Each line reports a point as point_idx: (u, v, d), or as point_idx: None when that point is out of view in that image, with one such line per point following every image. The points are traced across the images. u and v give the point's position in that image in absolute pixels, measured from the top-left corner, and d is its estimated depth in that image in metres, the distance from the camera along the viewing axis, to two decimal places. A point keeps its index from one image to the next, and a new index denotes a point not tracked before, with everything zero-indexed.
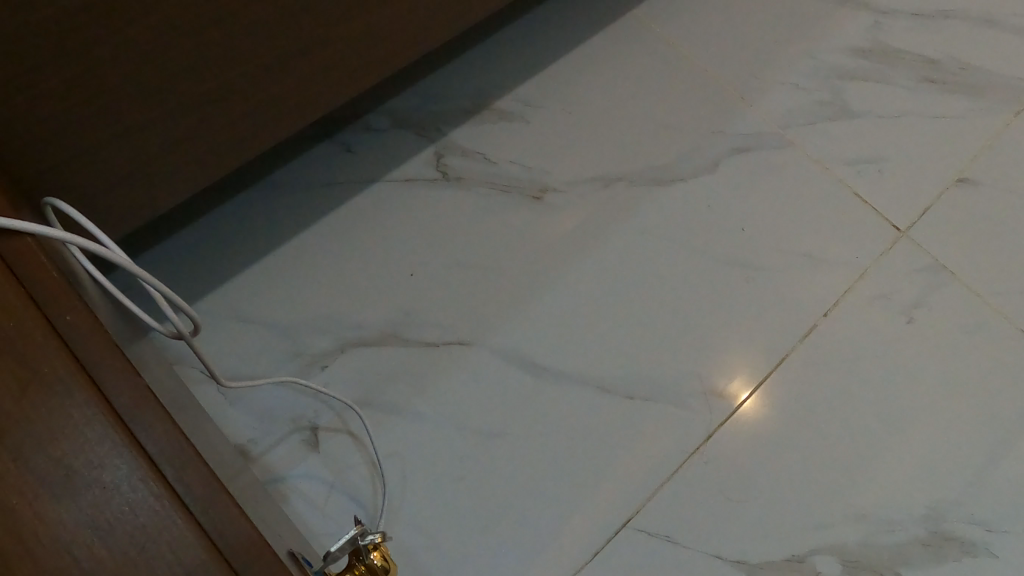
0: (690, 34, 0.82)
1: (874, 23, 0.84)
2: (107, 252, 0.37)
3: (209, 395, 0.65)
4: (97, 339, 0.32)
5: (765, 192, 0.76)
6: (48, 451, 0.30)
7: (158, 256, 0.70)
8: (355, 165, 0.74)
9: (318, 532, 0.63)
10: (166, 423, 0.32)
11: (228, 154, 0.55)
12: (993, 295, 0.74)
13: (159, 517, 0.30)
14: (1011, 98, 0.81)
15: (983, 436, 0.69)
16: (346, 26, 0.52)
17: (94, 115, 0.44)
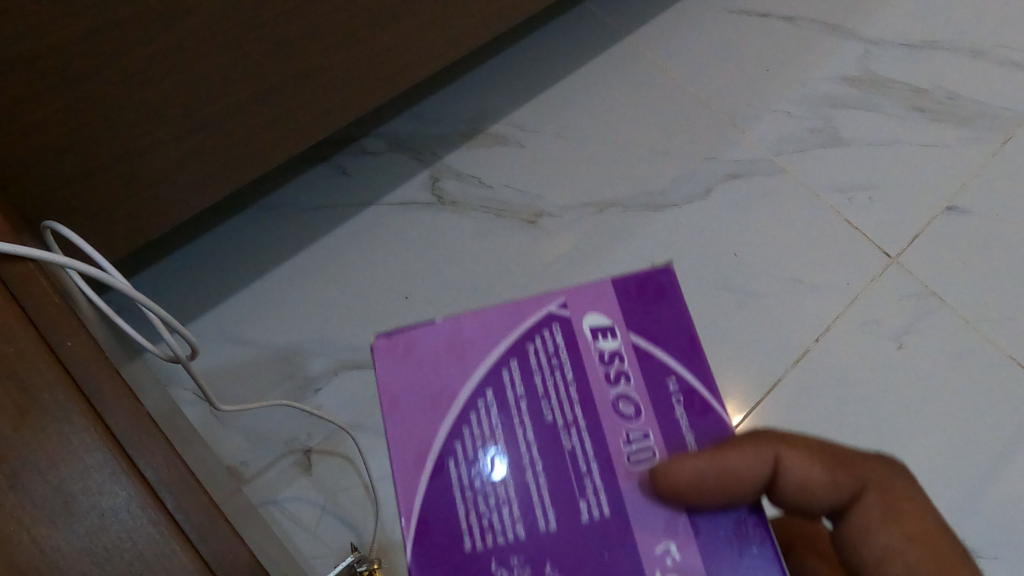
0: (683, 61, 0.83)
1: (864, 52, 0.85)
2: (105, 275, 0.37)
3: (200, 417, 0.65)
4: (98, 365, 0.32)
5: (757, 218, 0.77)
6: (47, 479, 0.30)
7: (152, 277, 0.69)
8: (350, 187, 0.75)
9: (308, 554, 0.62)
10: (167, 450, 0.32)
11: (225, 176, 0.55)
12: (983, 322, 0.74)
13: (158, 546, 0.30)
14: (997, 127, 0.82)
15: (972, 462, 0.69)
16: (346, 49, 0.52)
17: (94, 140, 0.44)
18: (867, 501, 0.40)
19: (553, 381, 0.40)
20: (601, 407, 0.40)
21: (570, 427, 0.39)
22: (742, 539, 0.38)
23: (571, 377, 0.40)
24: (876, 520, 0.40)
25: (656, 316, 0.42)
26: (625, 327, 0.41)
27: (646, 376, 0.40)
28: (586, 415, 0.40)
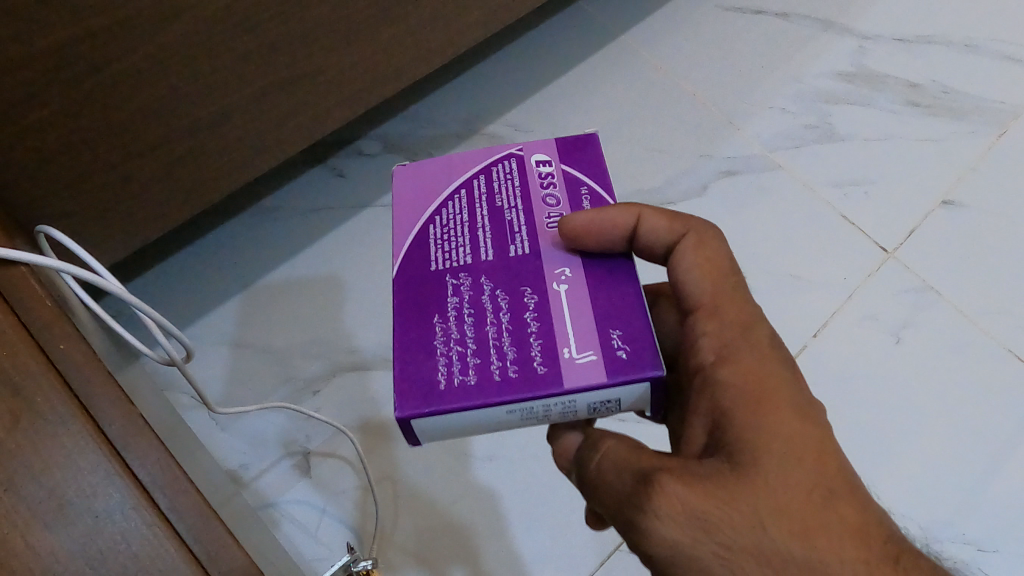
0: (678, 59, 0.83)
1: (858, 48, 0.85)
2: (100, 279, 0.37)
3: (199, 421, 0.65)
4: (91, 367, 0.33)
5: (754, 215, 0.77)
6: (40, 481, 0.30)
7: (150, 280, 0.70)
8: (346, 190, 0.75)
9: (308, 558, 0.62)
10: (159, 451, 0.32)
11: (219, 179, 0.55)
12: (982, 315, 0.74)
13: (152, 547, 0.30)
14: (993, 120, 0.82)
15: (974, 456, 0.69)
16: (339, 51, 0.53)
17: (87, 144, 0.44)
18: (685, 243, 0.39)
19: (507, 185, 0.41)
20: (535, 200, 0.40)
21: (513, 209, 0.39)
22: (612, 276, 0.37)
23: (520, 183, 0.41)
24: (687, 262, 0.39)
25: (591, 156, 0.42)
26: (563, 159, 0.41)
27: (569, 184, 0.40)
28: (525, 203, 0.40)
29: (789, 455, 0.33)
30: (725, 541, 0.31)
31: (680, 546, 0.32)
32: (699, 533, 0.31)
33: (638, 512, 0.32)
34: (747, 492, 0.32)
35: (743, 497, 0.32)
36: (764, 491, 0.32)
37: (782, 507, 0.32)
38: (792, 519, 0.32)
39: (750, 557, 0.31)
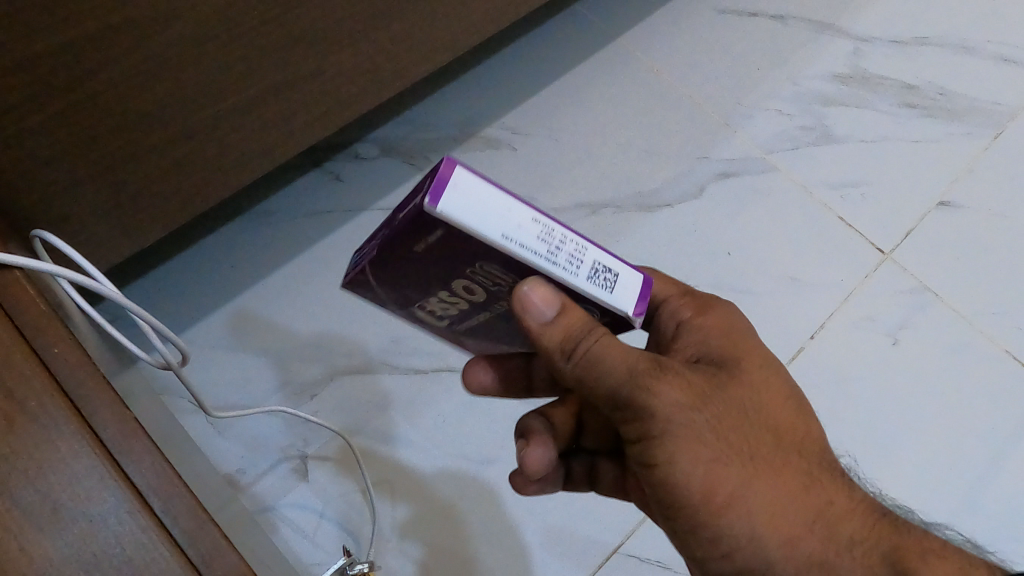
0: (674, 61, 0.83)
1: (854, 49, 0.85)
2: (95, 284, 0.37)
3: (196, 425, 0.64)
4: (85, 370, 0.34)
5: (753, 216, 0.77)
6: (35, 485, 0.31)
7: (146, 284, 0.69)
8: (342, 193, 0.74)
9: (307, 562, 0.62)
10: (154, 455, 0.33)
11: (216, 183, 0.55)
12: (977, 315, 0.75)
13: (146, 550, 0.31)
14: (988, 122, 0.83)
15: (968, 457, 0.70)
16: (336, 55, 0.53)
17: (82, 152, 0.44)
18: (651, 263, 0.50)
19: None
20: None
21: None
22: None
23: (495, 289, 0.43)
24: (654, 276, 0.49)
25: None
26: None
27: None
28: None
29: (753, 374, 0.42)
30: (714, 422, 0.39)
31: (677, 424, 0.38)
32: (695, 414, 0.39)
33: (645, 392, 0.38)
34: (730, 397, 0.40)
35: (729, 401, 0.40)
36: (734, 391, 0.41)
37: (749, 402, 0.41)
38: (756, 413, 0.41)
39: (730, 434, 0.39)
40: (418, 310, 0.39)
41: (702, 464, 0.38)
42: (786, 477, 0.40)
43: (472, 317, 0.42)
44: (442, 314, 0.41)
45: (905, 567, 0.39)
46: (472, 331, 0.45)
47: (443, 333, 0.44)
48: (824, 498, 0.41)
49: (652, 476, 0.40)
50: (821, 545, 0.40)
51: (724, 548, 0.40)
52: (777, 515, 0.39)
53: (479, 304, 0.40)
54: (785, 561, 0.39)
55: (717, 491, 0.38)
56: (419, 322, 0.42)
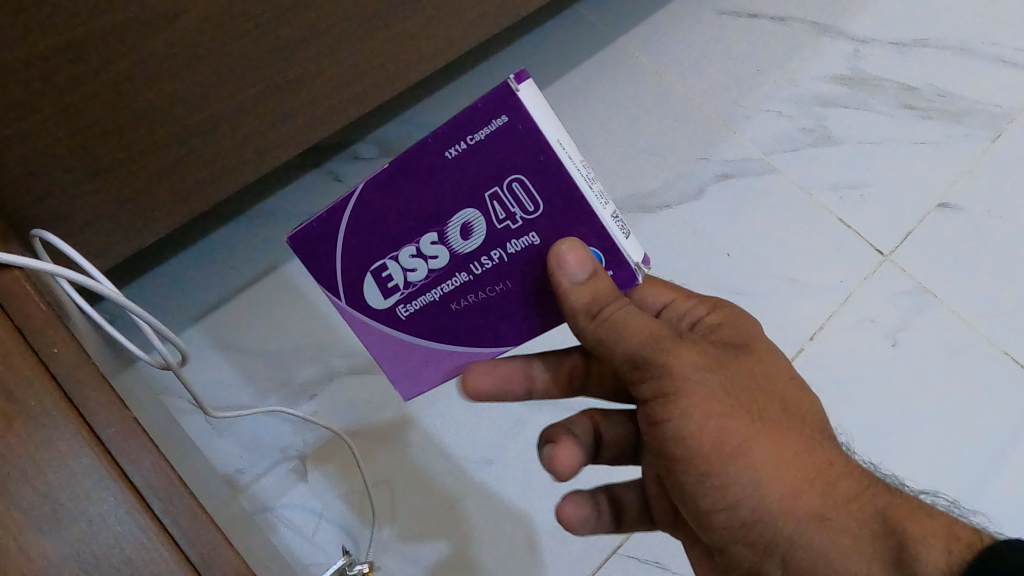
0: (674, 62, 0.83)
1: (854, 50, 0.85)
2: (95, 284, 0.37)
3: (196, 425, 0.64)
4: (85, 371, 0.34)
5: (752, 218, 0.77)
6: (34, 485, 0.31)
7: (145, 284, 0.69)
8: (342, 194, 0.74)
9: (306, 562, 0.63)
10: (153, 455, 0.33)
11: (216, 184, 0.55)
12: (976, 317, 0.75)
13: (146, 549, 0.31)
14: (988, 124, 0.83)
15: (967, 459, 0.71)
16: (336, 56, 0.53)
17: (82, 153, 0.44)
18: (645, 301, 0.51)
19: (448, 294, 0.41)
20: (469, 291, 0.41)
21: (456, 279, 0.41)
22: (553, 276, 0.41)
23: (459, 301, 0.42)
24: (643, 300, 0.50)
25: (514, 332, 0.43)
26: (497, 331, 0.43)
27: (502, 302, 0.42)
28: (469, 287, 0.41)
29: (760, 350, 0.44)
30: (724, 382, 0.40)
31: (689, 378, 0.40)
32: (707, 373, 0.40)
33: (662, 350, 0.40)
34: (738, 364, 0.42)
35: (738, 367, 0.42)
36: (744, 363, 0.42)
37: (757, 373, 0.42)
38: (763, 384, 0.42)
39: (739, 395, 0.41)
40: (409, 229, 0.39)
41: (711, 414, 0.39)
42: (790, 438, 0.41)
43: (439, 281, 0.41)
44: (417, 258, 0.40)
45: (901, 524, 0.39)
46: (418, 318, 0.42)
47: (389, 302, 0.42)
48: (823, 459, 0.41)
49: (660, 430, 0.41)
50: (821, 501, 0.40)
51: (727, 498, 0.40)
52: (781, 469, 0.40)
53: (466, 246, 0.40)
54: (786, 513, 0.40)
55: (723, 440, 0.39)
56: (383, 264, 0.40)
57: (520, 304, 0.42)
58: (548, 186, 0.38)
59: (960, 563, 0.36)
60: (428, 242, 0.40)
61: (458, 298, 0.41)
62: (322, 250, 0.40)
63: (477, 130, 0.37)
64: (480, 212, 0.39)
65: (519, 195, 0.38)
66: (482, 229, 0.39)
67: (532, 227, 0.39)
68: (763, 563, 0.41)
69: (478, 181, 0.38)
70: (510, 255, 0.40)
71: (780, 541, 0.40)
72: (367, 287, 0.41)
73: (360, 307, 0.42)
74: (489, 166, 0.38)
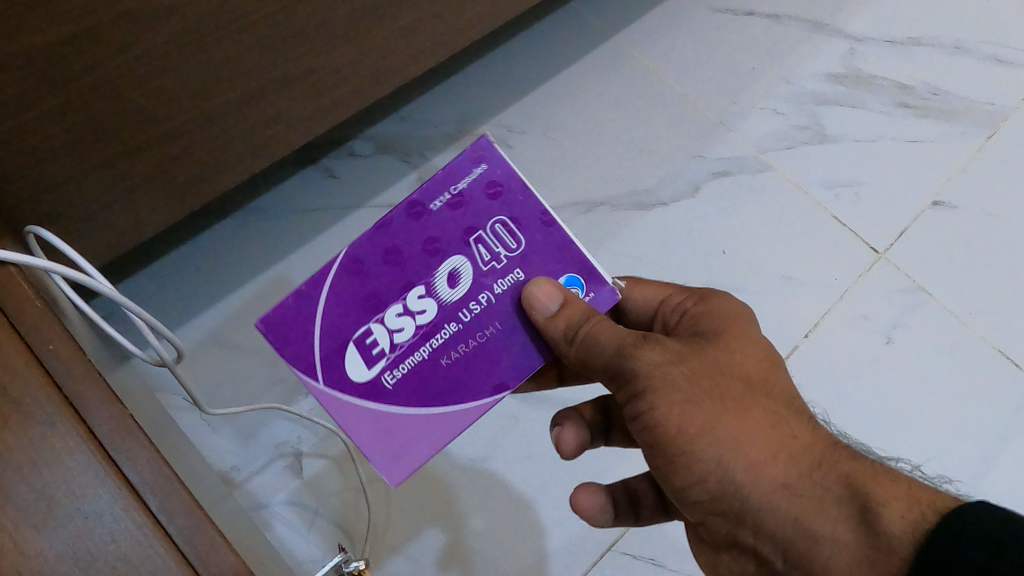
0: (669, 59, 0.83)
1: (849, 48, 0.85)
2: (90, 280, 0.37)
3: (191, 422, 0.64)
4: (81, 368, 0.34)
5: (747, 216, 0.77)
6: (29, 483, 0.31)
7: (140, 280, 0.68)
8: (337, 191, 0.74)
9: (301, 559, 0.63)
10: (150, 452, 0.33)
11: (210, 181, 0.55)
12: (970, 315, 0.75)
13: (142, 547, 0.31)
14: (982, 122, 0.83)
15: (961, 456, 0.71)
16: (332, 53, 0.53)
17: (77, 149, 0.44)
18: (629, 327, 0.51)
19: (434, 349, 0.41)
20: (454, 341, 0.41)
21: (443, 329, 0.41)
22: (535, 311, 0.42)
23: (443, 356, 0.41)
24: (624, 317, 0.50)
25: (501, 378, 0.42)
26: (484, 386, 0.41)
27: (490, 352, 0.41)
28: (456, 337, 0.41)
29: (736, 335, 0.44)
30: (689, 371, 0.41)
31: (654, 373, 0.40)
32: (671, 365, 0.41)
33: (627, 350, 0.41)
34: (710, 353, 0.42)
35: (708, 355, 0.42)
36: (716, 351, 0.42)
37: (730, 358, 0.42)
38: (735, 369, 0.42)
39: (706, 382, 0.41)
40: (395, 289, 0.41)
41: (673, 401, 0.40)
42: (759, 416, 0.40)
43: (427, 336, 0.41)
44: (404, 317, 0.41)
45: (866, 487, 0.37)
46: (407, 381, 0.41)
47: (374, 372, 0.41)
48: (792, 432, 0.40)
49: (634, 420, 0.41)
50: (788, 472, 0.39)
51: (697, 479, 0.40)
52: (748, 447, 0.39)
53: (454, 293, 0.41)
54: (754, 488, 0.39)
55: (686, 425, 0.39)
56: (367, 330, 0.41)
57: (512, 346, 0.42)
58: (528, 222, 0.42)
59: (920, 528, 0.34)
60: (414, 296, 0.41)
61: (447, 350, 0.41)
62: (303, 327, 0.41)
63: (458, 181, 0.42)
64: (466, 257, 0.42)
65: (502, 235, 0.42)
66: (470, 273, 0.41)
67: (516, 263, 0.42)
68: (739, 537, 0.41)
69: (460, 230, 0.42)
70: (499, 295, 0.42)
71: (750, 516, 0.39)
72: (350, 358, 0.41)
73: (343, 385, 0.40)
74: (471, 215, 0.42)
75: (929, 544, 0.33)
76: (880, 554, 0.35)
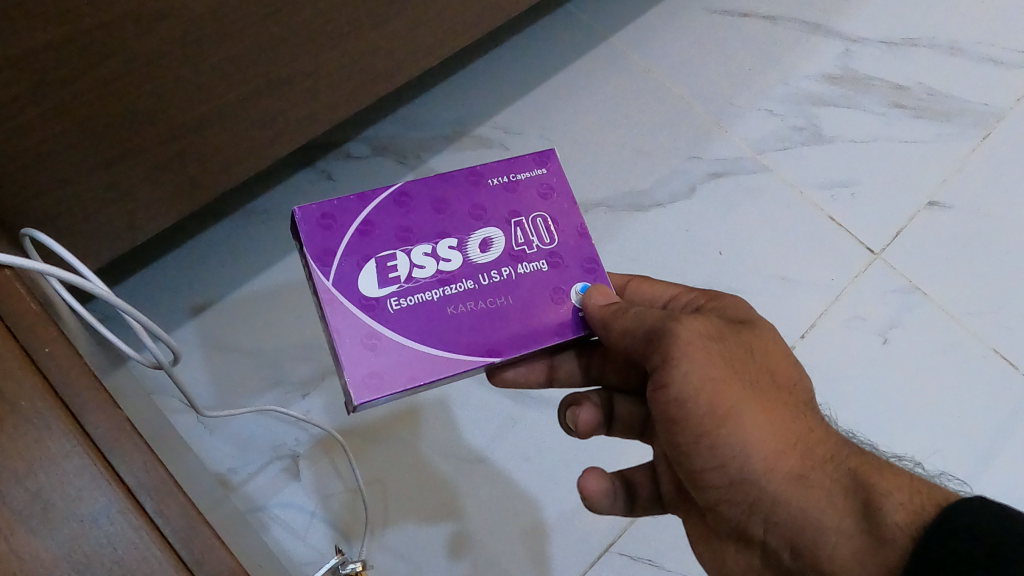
0: (665, 60, 0.83)
1: (845, 49, 0.85)
2: (86, 283, 0.37)
3: (188, 425, 0.64)
4: (76, 371, 0.34)
5: (743, 216, 0.77)
6: (25, 486, 0.31)
7: (136, 283, 0.68)
8: (334, 192, 0.74)
9: (298, 561, 0.62)
10: (145, 455, 0.33)
11: (206, 183, 0.55)
12: (966, 315, 0.76)
13: (138, 549, 0.31)
14: (977, 123, 0.84)
15: (960, 457, 0.71)
16: (329, 54, 0.53)
17: (72, 150, 0.44)
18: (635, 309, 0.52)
19: (443, 298, 0.42)
20: (466, 300, 0.42)
21: (459, 285, 0.42)
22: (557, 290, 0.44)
23: (450, 307, 0.42)
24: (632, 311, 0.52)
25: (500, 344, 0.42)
26: (481, 344, 0.42)
27: (499, 315, 0.42)
28: (467, 296, 0.42)
29: (763, 330, 0.44)
30: (722, 351, 0.41)
31: (694, 342, 0.40)
32: (709, 342, 0.41)
33: (667, 322, 0.41)
34: (741, 339, 0.43)
35: (740, 342, 0.42)
36: (744, 337, 0.43)
37: (756, 347, 0.43)
38: (761, 358, 0.43)
39: (736, 363, 0.41)
40: (430, 232, 0.43)
41: (708, 376, 0.40)
42: (779, 405, 0.41)
43: (443, 282, 0.42)
44: (429, 257, 0.42)
45: (870, 480, 0.37)
46: (409, 313, 0.41)
47: (382, 291, 0.41)
48: (809, 425, 0.41)
49: (659, 395, 0.41)
50: (802, 461, 0.39)
51: (720, 463, 0.40)
52: (768, 431, 0.40)
53: (482, 257, 0.43)
54: (770, 473, 0.39)
55: (716, 402, 0.39)
56: (392, 255, 0.42)
57: (521, 315, 0.43)
58: (566, 227, 0.46)
59: (921, 522, 0.34)
60: (446, 246, 0.43)
61: (457, 301, 0.42)
62: (339, 229, 0.42)
63: (518, 172, 0.46)
64: (501, 233, 0.44)
65: (540, 227, 0.45)
66: (502, 246, 0.44)
67: (543, 255, 0.44)
68: (747, 523, 0.40)
69: (506, 209, 0.45)
70: (518, 275, 0.43)
71: (765, 501, 0.39)
72: (367, 272, 0.41)
73: (350, 291, 0.41)
74: (520, 203, 0.45)
75: (931, 532, 0.33)
76: (878, 545, 0.35)
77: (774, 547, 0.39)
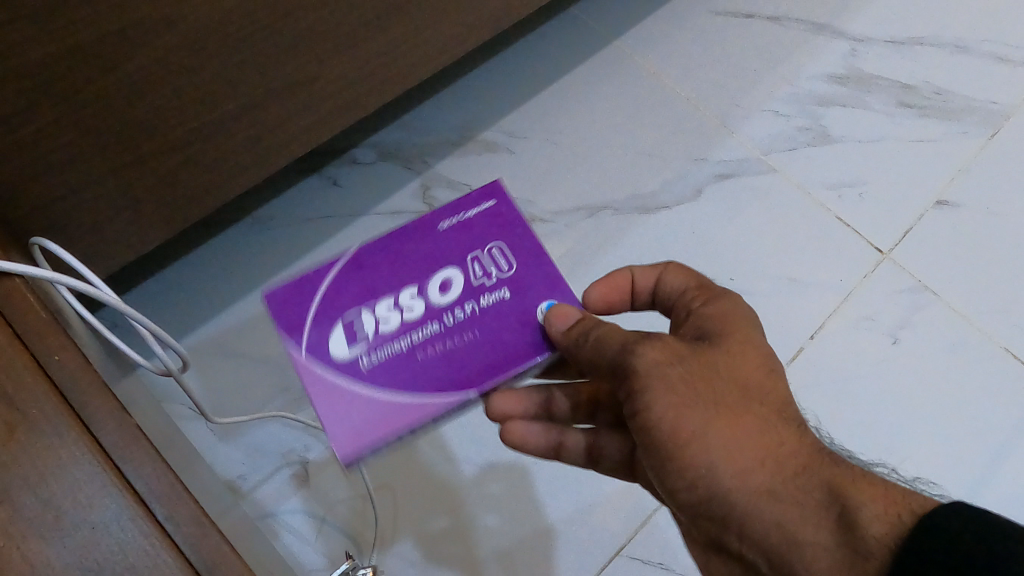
0: (672, 63, 0.83)
1: (851, 49, 0.85)
2: (95, 291, 0.37)
3: (198, 432, 0.65)
4: (86, 379, 0.34)
5: (750, 218, 0.77)
6: (37, 494, 0.31)
7: (146, 290, 0.69)
8: (340, 199, 0.74)
9: (310, 568, 0.63)
10: (155, 461, 0.33)
11: (214, 191, 0.55)
12: (977, 315, 0.75)
13: (149, 556, 0.32)
14: (985, 122, 0.83)
15: (968, 457, 0.70)
16: (334, 61, 0.53)
17: (80, 161, 0.44)
18: None
19: (412, 344, 0.43)
20: (434, 342, 0.43)
21: (425, 327, 0.44)
22: (526, 318, 0.44)
23: (419, 352, 0.43)
24: None
25: (473, 381, 0.43)
26: (453, 383, 0.43)
27: (469, 352, 0.43)
28: (436, 338, 0.43)
29: (739, 337, 0.42)
30: (686, 373, 0.39)
31: (655, 369, 0.39)
32: (673, 365, 0.39)
33: (628, 351, 0.40)
34: (712, 354, 0.41)
35: (710, 358, 0.41)
36: (718, 352, 0.41)
37: (729, 366, 0.41)
38: (733, 373, 0.41)
39: (704, 383, 0.39)
40: (389, 287, 0.45)
41: (671, 401, 0.38)
42: (749, 422, 0.39)
43: (409, 330, 0.43)
44: (392, 309, 0.44)
45: (845, 491, 0.36)
46: (383, 367, 0.43)
47: (353, 352, 0.43)
48: (784, 439, 0.39)
49: (633, 421, 0.40)
50: (773, 477, 0.37)
51: (690, 482, 0.39)
52: (737, 451, 0.38)
53: (443, 298, 0.44)
54: (739, 490, 0.37)
55: (680, 425, 0.38)
56: (356, 313, 0.44)
57: (489, 351, 0.43)
58: (522, 250, 0.46)
59: (898, 530, 0.33)
60: (407, 295, 0.44)
61: (426, 344, 0.43)
62: (302, 298, 0.44)
63: (466, 209, 0.46)
64: (459, 272, 0.45)
65: (496, 257, 0.45)
66: (461, 284, 0.44)
67: (503, 284, 0.45)
68: (725, 543, 0.39)
69: (461, 248, 0.45)
70: (482, 308, 0.44)
71: (737, 518, 0.37)
72: (335, 331, 0.43)
73: (323, 357, 0.43)
74: (472, 238, 0.46)
75: (907, 547, 0.32)
76: (854, 554, 0.33)
77: (752, 563, 0.38)
